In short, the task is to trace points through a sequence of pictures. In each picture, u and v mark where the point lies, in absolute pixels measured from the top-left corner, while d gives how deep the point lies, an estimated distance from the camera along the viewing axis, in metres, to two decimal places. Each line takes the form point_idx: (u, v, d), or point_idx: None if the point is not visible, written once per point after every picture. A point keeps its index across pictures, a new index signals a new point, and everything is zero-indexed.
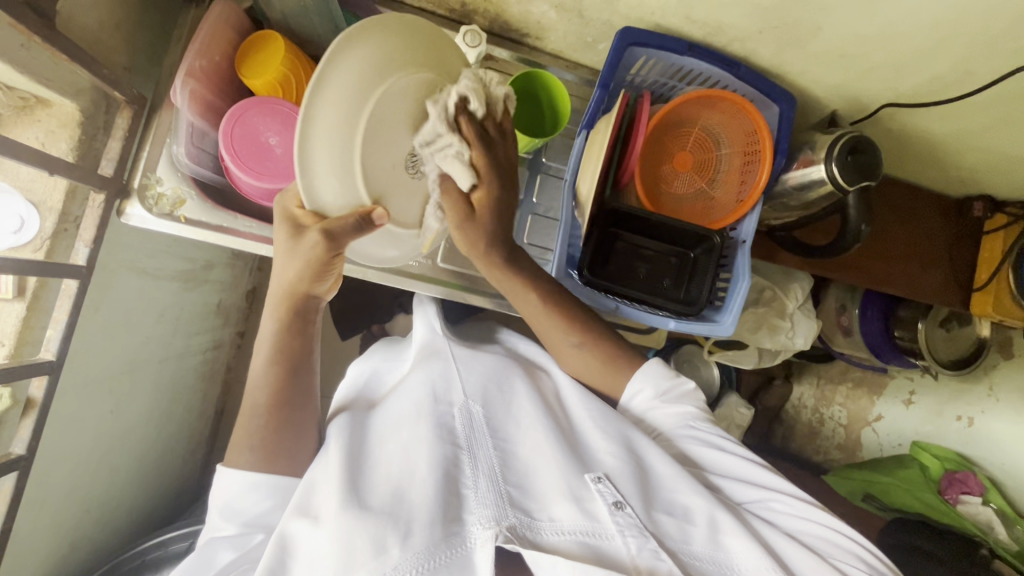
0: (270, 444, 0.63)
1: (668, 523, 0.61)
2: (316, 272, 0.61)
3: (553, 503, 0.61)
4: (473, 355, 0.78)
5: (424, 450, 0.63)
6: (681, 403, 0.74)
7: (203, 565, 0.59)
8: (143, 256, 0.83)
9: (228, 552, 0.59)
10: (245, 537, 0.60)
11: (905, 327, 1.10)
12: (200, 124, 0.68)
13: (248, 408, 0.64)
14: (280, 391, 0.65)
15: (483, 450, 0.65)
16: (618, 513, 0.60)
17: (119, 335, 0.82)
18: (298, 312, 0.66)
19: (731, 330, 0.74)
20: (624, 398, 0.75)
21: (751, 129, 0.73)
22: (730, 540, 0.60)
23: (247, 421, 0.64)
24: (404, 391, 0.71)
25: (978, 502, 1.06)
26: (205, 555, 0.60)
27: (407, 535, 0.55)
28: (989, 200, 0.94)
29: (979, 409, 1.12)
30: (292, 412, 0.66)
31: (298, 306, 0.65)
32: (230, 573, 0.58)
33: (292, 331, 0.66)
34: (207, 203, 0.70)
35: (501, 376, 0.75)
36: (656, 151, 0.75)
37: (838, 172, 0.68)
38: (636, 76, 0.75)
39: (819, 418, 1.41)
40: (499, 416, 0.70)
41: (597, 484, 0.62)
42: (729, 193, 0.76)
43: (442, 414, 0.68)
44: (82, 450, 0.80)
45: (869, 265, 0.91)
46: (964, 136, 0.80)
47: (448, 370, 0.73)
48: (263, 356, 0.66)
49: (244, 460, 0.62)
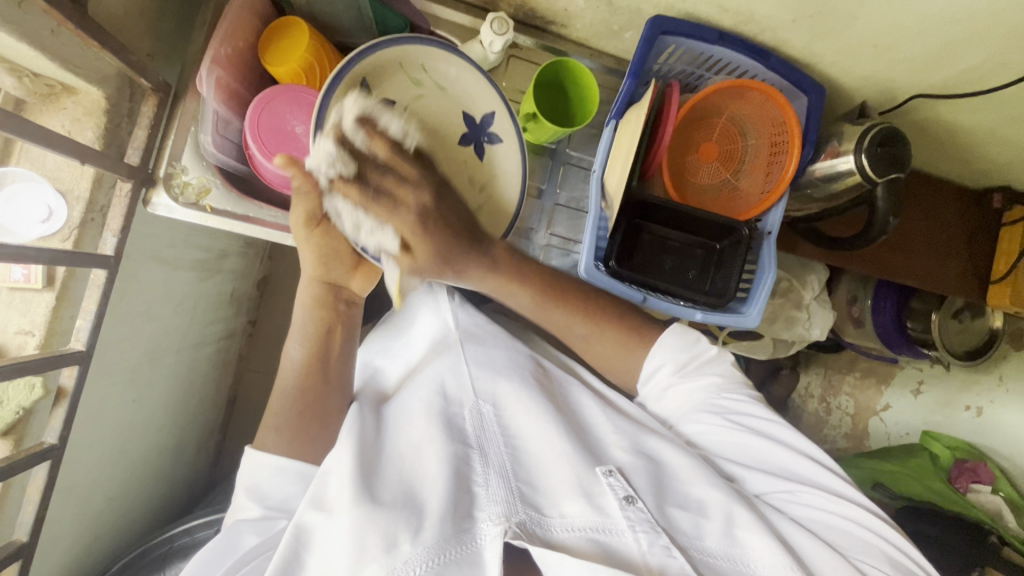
0: (298, 431, 0.66)
1: (682, 518, 0.62)
2: (325, 252, 0.69)
3: (564, 500, 0.63)
4: (484, 347, 0.80)
5: (436, 448, 0.65)
6: (705, 375, 0.73)
7: (228, 548, 0.60)
8: (163, 246, 0.83)
9: (252, 535, 0.60)
10: (269, 521, 0.61)
11: (918, 318, 1.13)
12: (224, 111, 0.67)
13: (277, 397, 0.68)
14: (312, 379, 0.69)
15: (494, 448, 0.68)
16: (629, 508, 0.61)
17: (140, 324, 0.82)
18: (327, 305, 0.72)
19: (757, 321, 0.74)
20: (643, 374, 0.76)
21: (780, 120, 0.72)
22: (746, 535, 0.61)
23: (277, 409, 0.67)
24: (414, 389, 0.74)
25: (987, 491, 1.10)
26: (229, 538, 0.61)
27: (419, 531, 0.57)
28: (1007, 191, 0.95)
29: (988, 399, 1.16)
30: (320, 400, 0.69)
31: (323, 295, 0.72)
32: (253, 558, 0.59)
33: (327, 322, 0.72)
34: (233, 192, 0.69)
35: (510, 369, 0.77)
36: (683, 142, 0.75)
37: (868, 164, 0.68)
38: (664, 65, 0.75)
39: (825, 408, 1.41)
40: (511, 412, 0.73)
41: (608, 478, 0.64)
42: (755, 184, 0.76)
43: (454, 414, 0.71)
44: (107, 438, 0.81)
45: (887, 257, 0.92)
46: (988, 128, 0.80)
47: (459, 364, 0.76)
48: (296, 339, 0.71)
49: (271, 442, 0.65)
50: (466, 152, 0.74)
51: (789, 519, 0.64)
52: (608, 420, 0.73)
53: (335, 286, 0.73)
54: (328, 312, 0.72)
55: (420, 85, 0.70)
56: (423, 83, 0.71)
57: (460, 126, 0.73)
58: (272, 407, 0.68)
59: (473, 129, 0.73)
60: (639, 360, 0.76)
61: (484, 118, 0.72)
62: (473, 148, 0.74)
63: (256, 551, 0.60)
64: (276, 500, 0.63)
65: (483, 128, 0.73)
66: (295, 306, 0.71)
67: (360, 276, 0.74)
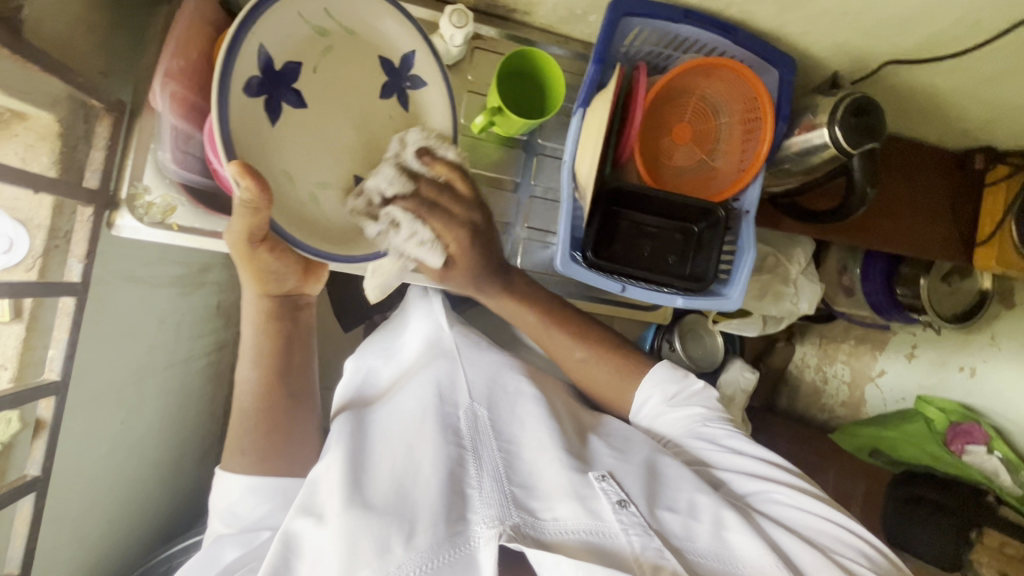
0: (265, 450, 0.68)
1: (672, 521, 0.63)
2: (263, 268, 0.64)
3: (558, 502, 0.63)
4: (478, 351, 0.81)
5: (430, 450, 0.66)
6: (691, 405, 0.79)
7: (209, 564, 0.63)
8: (137, 265, 0.82)
9: (234, 549, 0.64)
10: (250, 535, 0.65)
11: (907, 284, 1.13)
12: (183, 126, 0.65)
13: (238, 411, 0.69)
14: (272, 390, 0.69)
15: (487, 451, 0.68)
16: (622, 511, 0.62)
17: (122, 345, 0.81)
18: (280, 317, 0.70)
19: (740, 304, 0.73)
20: (636, 406, 0.81)
21: (751, 96, 0.71)
22: (735, 537, 0.62)
23: (239, 423, 0.68)
24: (409, 391, 0.73)
25: (984, 452, 1.05)
26: (212, 553, 0.64)
27: (412, 536, 0.57)
28: (990, 151, 0.93)
29: (981, 358, 1.16)
30: (284, 414, 0.70)
31: (273, 306, 0.69)
32: (238, 568, 0.62)
33: (279, 328, 0.70)
34: (199, 209, 0.68)
35: (506, 376, 0.78)
36: (655, 125, 0.73)
37: (842, 136, 0.67)
38: (631, 48, 0.72)
39: (823, 377, 1.47)
40: (504, 416, 0.73)
41: (601, 483, 0.65)
42: (730, 163, 0.75)
43: (448, 415, 0.71)
44: (95, 464, 0.80)
45: (873, 227, 0.91)
46: (965, 91, 0.79)
47: (454, 371, 0.76)
48: (247, 360, 0.69)
49: (237, 463, 0.67)
50: (393, 104, 0.68)
51: (775, 520, 0.66)
52: None
53: (285, 292, 0.69)
54: (279, 320, 0.70)
55: (327, 35, 0.63)
56: (330, 33, 0.63)
57: (381, 74, 0.67)
58: (236, 425, 0.69)
59: (393, 75, 0.68)
60: (631, 394, 0.81)
61: (405, 59, 0.67)
62: (398, 98, 0.68)
63: (239, 563, 0.63)
64: (247, 518, 0.66)
65: (405, 72, 0.67)
66: (242, 318, 0.69)
67: (311, 284, 0.71)
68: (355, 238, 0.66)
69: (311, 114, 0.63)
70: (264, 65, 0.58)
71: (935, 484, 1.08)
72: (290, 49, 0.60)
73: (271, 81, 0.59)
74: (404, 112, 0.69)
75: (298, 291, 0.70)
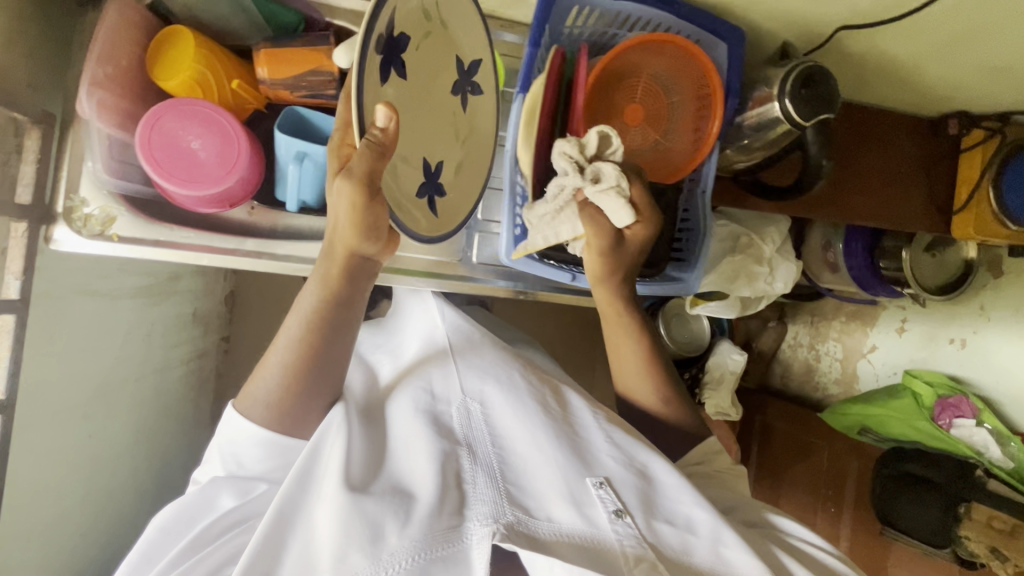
0: (285, 408, 0.65)
1: (669, 533, 0.65)
2: (362, 222, 0.58)
3: (553, 504, 0.63)
4: (475, 352, 0.81)
5: (424, 445, 0.65)
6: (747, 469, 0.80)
7: (205, 504, 0.66)
8: (92, 277, 0.81)
9: (229, 497, 0.66)
10: (247, 487, 0.67)
11: (890, 257, 1.11)
12: (117, 135, 0.65)
13: (266, 367, 0.65)
14: (309, 356, 0.65)
15: (482, 448, 0.68)
16: (618, 522, 0.63)
17: (85, 358, 0.81)
18: (350, 274, 0.65)
19: (698, 288, 0.74)
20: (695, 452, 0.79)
21: (700, 73, 0.69)
22: (731, 553, 0.64)
23: (263, 376, 0.65)
24: (408, 389, 0.74)
25: (972, 425, 1.04)
26: (207, 493, 0.66)
27: (406, 524, 0.57)
28: (966, 115, 0.90)
29: (972, 329, 1.14)
30: (318, 380, 0.66)
31: (348, 267, 0.64)
32: (230, 517, 0.66)
33: (339, 291, 0.65)
34: (141, 218, 0.68)
35: (496, 372, 0.77)
36: (605, 107, 0.71)
37: (792, 108, 0.65)
38: (573, 28, 0.70)
39: (815, 355, 1.44)
40: (499, 413, 0.72)
41: (598, 490, 0.66)
42: (685, 141, 0.73)
43: (442, 412, 0.71)
44: (67, 477, 0.80)
45: (845, 201, 0.89)
46: (925, 56, 0.76)
47: (448, 371, 0.77)
48: (279, 352, 0.65)
49: (255, 413, 0.65)
50: (454, 103, 0.67)
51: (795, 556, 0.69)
52: (597, 418, 0.74)
53: (365, 258, 0.64)
54: (350, 282, 0.65)
55: (430, 21, 0.61)
56: (432, 19, 0.61)
57: (455, 70, 0.66)
58: (259, 377, 0.66)
59: (461, 75, 0.68)
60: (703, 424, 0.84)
61: (472, 65, 0.69)
62: (461, 98, 0.68)
63: (231, 515, 0.66)
64: (251, 470, 0.67)
65: (471, 75, 0.69)
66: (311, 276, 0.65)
67: (387, 256, 0.66)
68: (426, 220, 0.64)
69: (409, 89, 0.59)
70: (389, 30, 0.54)
71: (919, 459, 1.07)
72: (405, 22, 0.57)
73: (389, 48, 0.55)
74: (459, 112, 0.68)
75: (376, 260, 0.66)
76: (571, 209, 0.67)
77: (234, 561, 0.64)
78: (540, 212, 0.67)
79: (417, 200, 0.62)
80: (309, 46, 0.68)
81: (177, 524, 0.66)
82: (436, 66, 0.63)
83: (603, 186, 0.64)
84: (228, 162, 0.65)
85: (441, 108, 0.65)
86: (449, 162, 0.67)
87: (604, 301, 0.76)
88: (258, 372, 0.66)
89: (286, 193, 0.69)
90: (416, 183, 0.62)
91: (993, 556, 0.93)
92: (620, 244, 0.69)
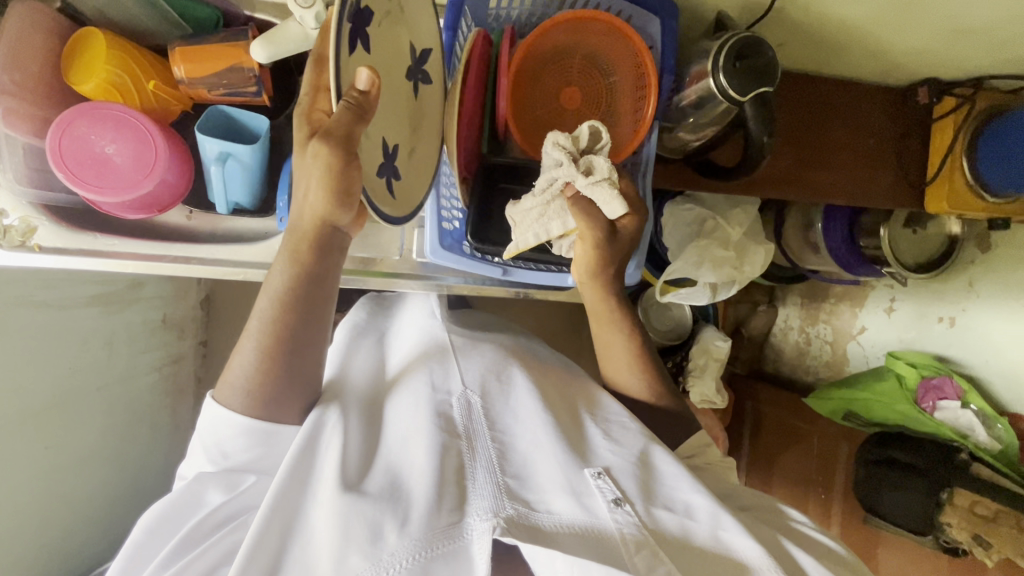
0: (264, 393, 0.62)
1: (669, 520, 0.63)
2: (336, 188, 0.55)
3: (553, 496, 0.61)
4: (474, 351, 0.78)
5: (422, 440, 0.63)
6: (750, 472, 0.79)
7: (193, 499, 0.63)
8: (34, 288, 0.82)
9: (217, 492, 0.64)
10: (234, 480, 0.65)
11: (870, 235, 1.06)
12: (34, 142, 0.66)
13: (240, 354, 0.62)
14: (279, 348, 0.61)
15: (482, 441, 0.66)
16: (617, 510, 0.61)
17: (31, 369, 0.82)
18: (320, 244, 0.60)
19: (634, 278, 0.81)
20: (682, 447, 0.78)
21: (636, 58, 0.66)
22: (730, 537, 0.62)
23: (235, 363, 0.63)
24: (405, 385, 0.71)
25: (956, 407, 1.00)
26: (194, 489, 0.64)
27: (405, 523, 0.56)
28: (934, 82, 0.85)
29: (960, 307, 1.08)
30: (300, 367, 0.63)
31: (319, 236, 0.60)
32: (222, 512, 0.63)
33: (311, 265, 0.61)
34: (61, 227, 0.69)
35: (492, 370, 0.75)
36: (538, 91, 0.68)
37: (726, 83, 0.61)
38: (500, 10, 0.70)
39: (806, 338, 1.40)
40: (498, 407, 0.70)
41: (597, 480, 0.63)
42: (623, 125, 0.69)
43: (442, 403, 0.68)
44: (20, 488, 0.81)
45: (809, 178, 0.84)
46: (874, 19, 0.72)
47: (447, 363, 0.74)
48: (252, 336, 0.62)
49: (234, 401, 0.62)
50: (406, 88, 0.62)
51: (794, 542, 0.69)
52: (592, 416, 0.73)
53: (335, 228, 0.60)
54: (320, 254, 0.61)
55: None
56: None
57: (407, 57, 0.61)
58: (234, 360, 0.63)
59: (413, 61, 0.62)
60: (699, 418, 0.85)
61: (423, 52, 0.63)
62: (413, 83, 0.62)
63: (223, 509, 0.63)
64: (237, 460, 0.64)
65: (423, 63, 0.63)
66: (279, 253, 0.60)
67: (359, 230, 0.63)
68: (382, 197, 0.57)
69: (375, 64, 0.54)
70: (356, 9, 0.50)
71: (903, 444, 1.02)
72: None
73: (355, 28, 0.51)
74: (411, 100, 0.62)
75: (346, 231, 0.62)
76: (557, 205, 0.66)
77: (228, 558, 0.62)
78: (527, 209, 0.66)
79: (375, 180, 0.56)
80: (225, 42, 0.66)
81: (166, 523, 0.63)
82: (394, 46, 0.58)
83: (595, 178, 0.63)
84: (145, 167, 0.64)
85: (396, 91, 0.59)
86: (402, 142, 0.61)
87: (596, 302, 0.76)
88: (233, 357, 0.63)
89: (214, 195, 0.68)
90: (376, 163, 0.57)
91: (975, 543, 0.90)
92: (614, 236, 0.69)
